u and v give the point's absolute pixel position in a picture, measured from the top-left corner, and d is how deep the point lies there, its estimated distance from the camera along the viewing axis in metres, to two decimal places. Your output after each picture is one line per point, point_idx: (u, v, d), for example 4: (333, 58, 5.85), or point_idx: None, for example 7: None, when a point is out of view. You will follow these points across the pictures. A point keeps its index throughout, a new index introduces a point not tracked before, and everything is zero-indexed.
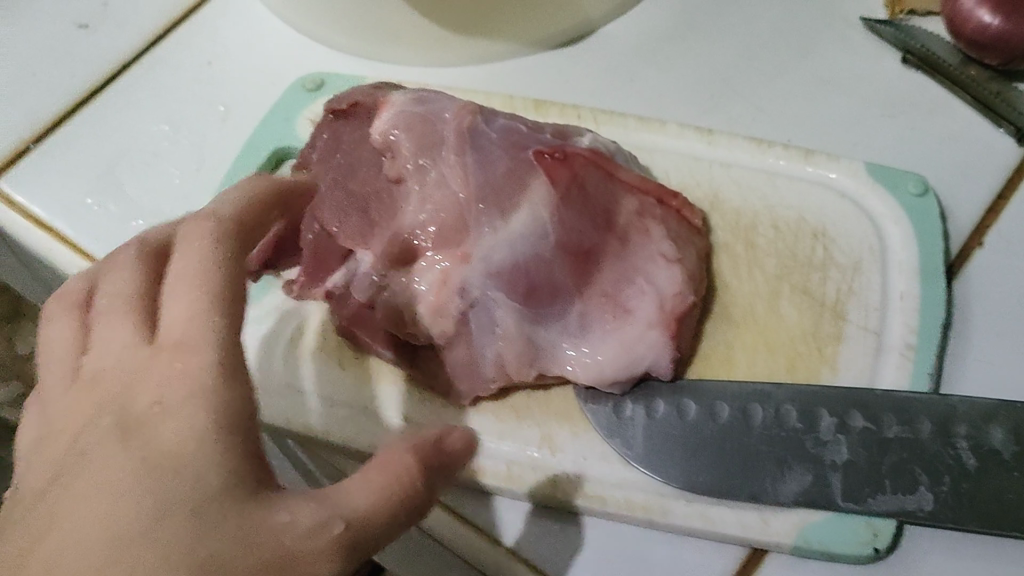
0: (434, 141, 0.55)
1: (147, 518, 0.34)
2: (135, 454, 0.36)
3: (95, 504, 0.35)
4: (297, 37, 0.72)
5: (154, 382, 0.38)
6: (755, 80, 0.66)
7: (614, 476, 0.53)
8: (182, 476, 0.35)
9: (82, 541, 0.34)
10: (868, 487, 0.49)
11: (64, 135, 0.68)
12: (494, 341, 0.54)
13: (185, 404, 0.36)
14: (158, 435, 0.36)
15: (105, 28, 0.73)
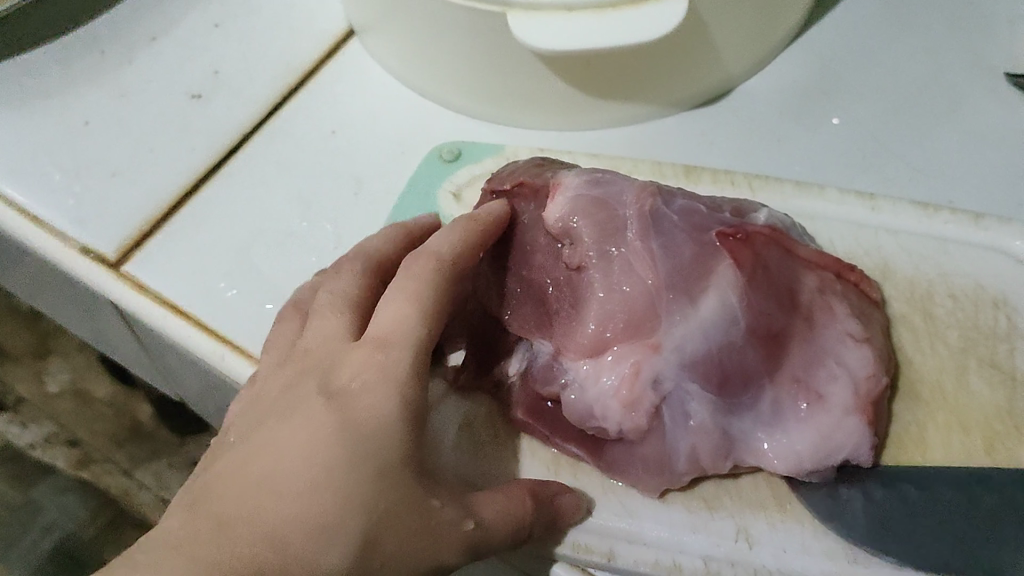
0: (616, 227, 0.55)
1: (350, 480, 0.42)
2: (332, 420, 0.44)
3: (300, 456, 0.42)
4: (422, 102, 0.70)
5: (324, 405, 0.45)
6: (908, 136, 0.64)
7: (818, 571, 0.51)
8: (375, 451, 0.43)
9: (291, 500, 0.41)
10: None
11: (191, 214, 0.66)
12: (689, 434, 0.52)
13: (358, 421, 0.44)
14: (330, 444, 0.43)
15: (220, 99, 0.70)
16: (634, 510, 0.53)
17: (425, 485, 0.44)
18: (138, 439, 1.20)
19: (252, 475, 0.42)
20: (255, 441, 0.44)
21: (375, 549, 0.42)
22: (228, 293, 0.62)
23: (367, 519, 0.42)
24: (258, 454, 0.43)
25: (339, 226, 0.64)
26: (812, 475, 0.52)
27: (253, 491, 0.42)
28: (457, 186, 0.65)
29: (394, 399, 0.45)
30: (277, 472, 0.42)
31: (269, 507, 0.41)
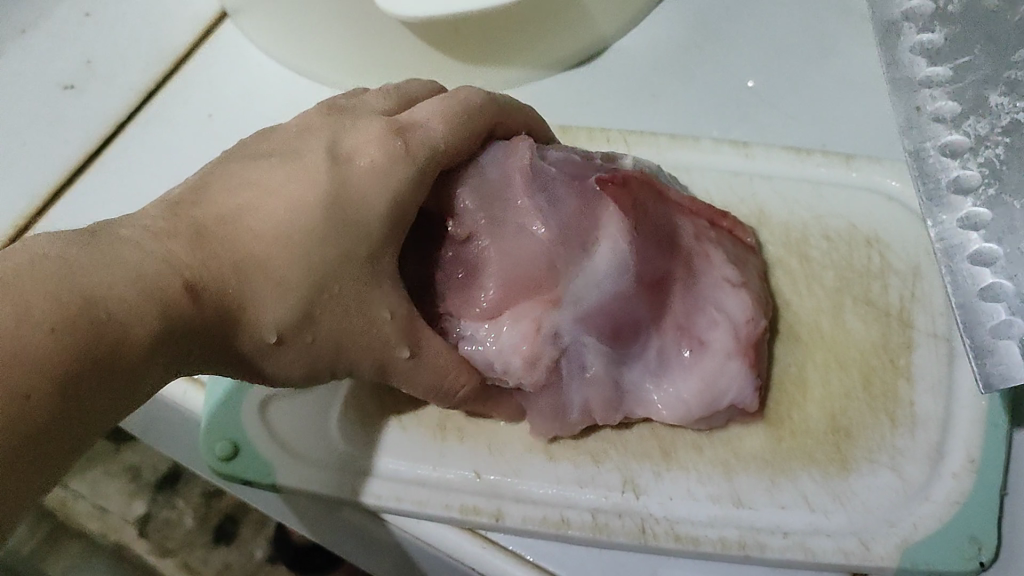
0: (497, 184, 0.52)
1: (311, 253, 0.42)
2: (291, 187, 0.43)
3: (267, 207, 0.42)
4: (299, 78, 0.69)
5: (274, 184, 0.43)
6: (781, 83, 0.65)
7: (703, 514, 0.51)
8: (334, 265, 0.43)
9: (258, 230, 0.42)
10: None
11: (67, 206, 0.65)
12: (583, 387, 0.52)
13: (297, 211, 0.42)
14: (295, 228, 0.42)
15: (93, 89, 0.69)
16: (521, 470, 0.54)
17: (369, 275, 0.45)
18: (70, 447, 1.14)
19: (217, 212, 0.42)
20: (227, 172, 0.44)
21: (312, 324, 0.44)
22: None
23: (309, 314, 0.43)
24: (222, 189, 0.43)
25: None
26: (699, 421, 0.53)
27: (215, 229, 0.41)
28: None
29: (332, 199, 0.43)
30: (237, 208, 0.42)
31: (223, 255, 0.41)
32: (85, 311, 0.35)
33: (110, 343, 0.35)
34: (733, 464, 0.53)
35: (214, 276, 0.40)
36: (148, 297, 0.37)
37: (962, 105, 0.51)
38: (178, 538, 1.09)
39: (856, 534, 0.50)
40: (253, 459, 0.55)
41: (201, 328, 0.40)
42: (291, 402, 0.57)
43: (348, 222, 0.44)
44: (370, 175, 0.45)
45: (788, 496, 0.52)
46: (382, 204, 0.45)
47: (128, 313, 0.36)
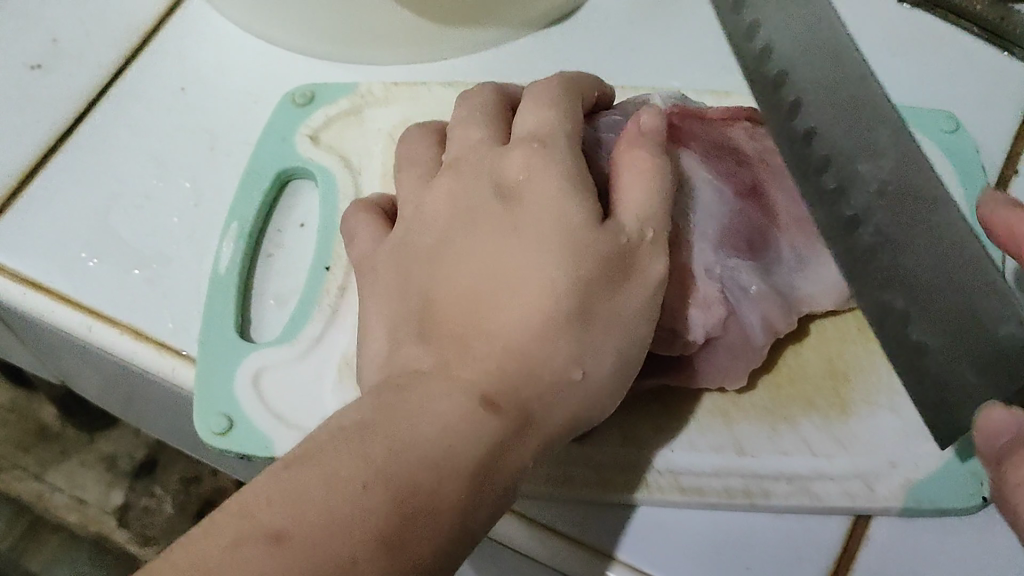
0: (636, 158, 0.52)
1: (557, 313, 0.42)
2: (522, 233, 0.44)
3: (517, 308, 0.42)
4: (273, 50, 0.69)
5: (508, 258, 0.43)
6: None
7: (704, 463, 0.51)
8: (570, 283, 0.42)
9: (506, 331, 0.42)
10: (914, 253, 0.46)
11: (42, 187, 0.63)
12: (755, 306, 0.51)
13: (529, 269, 0.43)
14: (538, 292, 0.42)
15: (62, 67, 0.68)
16: None
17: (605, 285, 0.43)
18: (46, 442, 1.13)
19: (467, 290, 0.43)
20: (454, 264, 0.45)
21: (591, 323, 0.42)
22: (90, 263, 0.60)
23: (573, 311, 0.42)
24: (460, 289, 0.44)
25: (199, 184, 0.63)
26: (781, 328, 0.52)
27: (496, 300, 0.42)
28: (313, 129, 0.63)
29: (560, 242, 0.43)
30: (481, 274, 0.43)
31: (506, 359, 0.41)
32: (419, 462, 0.37)
33: (422, 486, 0.37)
34: (732, 412, 0.52)
35: (497, 387, 0.41)
36: (457, 447, 0.38)
37: (833, 122, 0.50)
38: (161, 526, 1.09)
39: (859, 476, 0.50)
40: (250, 432, 0.54)
41: (517, 442, 0.41)
42: (283, 373, 0.56)
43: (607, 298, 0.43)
44: (551, 201, 0.44)
45: (790, 442, 0.52)
46: (553, 211, 0.44)
47: (437, 478, 0.38)
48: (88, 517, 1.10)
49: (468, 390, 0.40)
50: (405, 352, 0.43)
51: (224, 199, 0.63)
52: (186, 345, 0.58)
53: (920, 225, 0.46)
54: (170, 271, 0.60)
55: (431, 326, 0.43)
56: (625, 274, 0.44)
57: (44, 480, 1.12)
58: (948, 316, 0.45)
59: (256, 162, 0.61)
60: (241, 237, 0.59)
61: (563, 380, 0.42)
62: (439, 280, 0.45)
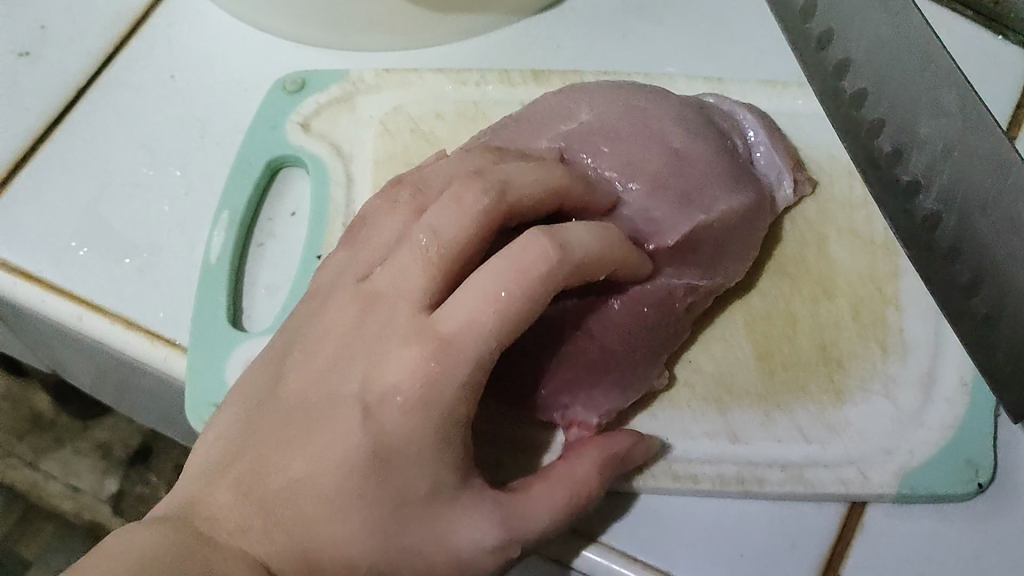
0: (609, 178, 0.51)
1: (411, 450, 0.40)
2: (322, 434, 0.42)
3: (322, 439, 0.41)
4: (263, 36, 0.68)
5: (310, 434, 0.42)
6: (750, 20, 0.64)
7: (696, 452, 0.51)
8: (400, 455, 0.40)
9: (324, 451, 0.41)
10: (978, 205, 0.47)
11: (30, 176, 0.63)
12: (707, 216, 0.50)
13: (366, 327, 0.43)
14: (354, 443, 0.41)
15: (51, 55, 0.67)
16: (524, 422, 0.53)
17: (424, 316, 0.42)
18: (40, 430, 1.13)
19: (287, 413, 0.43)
20: (288, 388, 0.44)
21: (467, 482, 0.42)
22: (79, 252, 0.60)
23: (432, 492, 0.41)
24: (263, 448, 0.43)
25: (190, 174, 0.63)
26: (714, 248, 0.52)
27: (343, 434, 0.41)
28: (303, 116, 0.62)
29: (364, 416, 0.41)
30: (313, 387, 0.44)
31: (379, 493, 0.40)
32: None
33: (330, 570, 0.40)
34: (726, 400, 0.52)
35: (414, 544, 0.40)
36: (343, 549, 0.40)
37: (885, 109, 0.50)
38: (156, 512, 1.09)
39: (852, 463, 0.50)
40: None
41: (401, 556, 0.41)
42: None
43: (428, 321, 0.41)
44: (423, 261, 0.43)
45: (783, 429, 0.52)
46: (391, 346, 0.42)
47: (335, 557, 0.40)
48: (83, 504, 1.10)
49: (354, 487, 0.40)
50: (216, 497, 0.42)
51: (214, 187, 0.63)
52: (177, 335, 0.58)
53: (982, 176, 0.47)
54: (160, 262, 0.60)
55: (266, 478, 0.42)
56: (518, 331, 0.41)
57: (39, 468, 1.12)
58: (997, 243, 0.46)
59: (247, 154, 0.61)
60: (231, 227, 0.59)
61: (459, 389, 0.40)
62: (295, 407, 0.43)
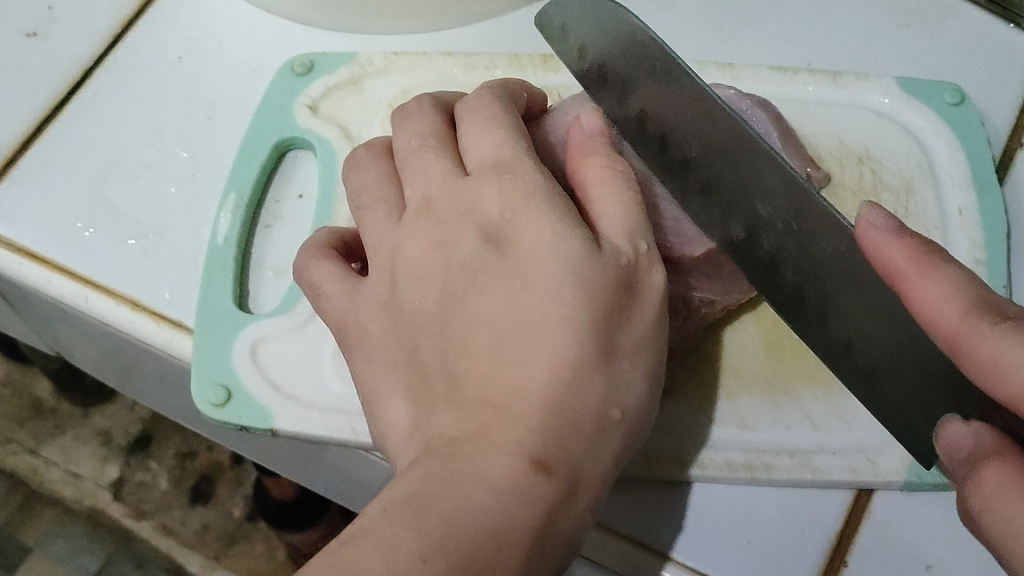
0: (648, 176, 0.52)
1: (576, 375, 0.41)
2: (496, 323, 0.43)
3: (508, 361, 0.42)
4: (271, 18, 0.68)
5: (477, 333, 0.43)
6: (761, 6, 0.64)
7: (705, 437, 0.51)
8: (583, 377, 0.41)
9: (515, 385, 0.41)
10: (834, 279, 0.46)
11: (37, 156, 0.63)
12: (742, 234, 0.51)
13: (543, 248, 0.44)
14: (538, 380, 0.41)
15: (58, 36, 0.67)
16: None
17: (597, 260, 0.43)
18: (40, 417, 1.17)
19: (484, 336, 0.43)
20: (455, 333, 0.44)
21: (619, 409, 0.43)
22: (85, 233, 0.60)
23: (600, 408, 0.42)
24: (467, 373, 0.43)
25: (196, 155, 0.63)
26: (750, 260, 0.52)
27: (520, 332, 0.42)
28: (311, 99, 0.62)
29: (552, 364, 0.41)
30: (504, 324, 0.43)
31: (559, 429, 0.40)
32: (490, 532, 0.37)
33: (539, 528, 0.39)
34: (734, 387, 0.52)
35: (542, 484, 0.39)
36: (513, 486, 0.39)
37: (705, 151, 0.50)
38: (156, 500, 1.15)
39: (861, 449, 0.50)
40: (248, 402, 0.54)
41: (566, 495, 0.40)
42: (281, 345, 0.56)
43: (598, 273, 0.43)
44: (551, 226, 0.44)
45: (791, 416, 0.52)
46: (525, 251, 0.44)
47: (519, 496, 0.39)
48: (83, 491, 1.15)
49: (518, 448, 0.39)
50: (439, 421, 0.42)
51: (221, 170, 0.62)
52: (183, 317, 0.58)
53: (826, 252, 0.46)
54: (167, 243, 0.60)
55: (448, 429, 0.41)
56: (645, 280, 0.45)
57: (40, 456, 1.16)
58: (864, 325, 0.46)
59: (253, 135, 0.60)
60: (239, 208, 0.58)
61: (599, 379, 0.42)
62: (454, 306, 0.45)
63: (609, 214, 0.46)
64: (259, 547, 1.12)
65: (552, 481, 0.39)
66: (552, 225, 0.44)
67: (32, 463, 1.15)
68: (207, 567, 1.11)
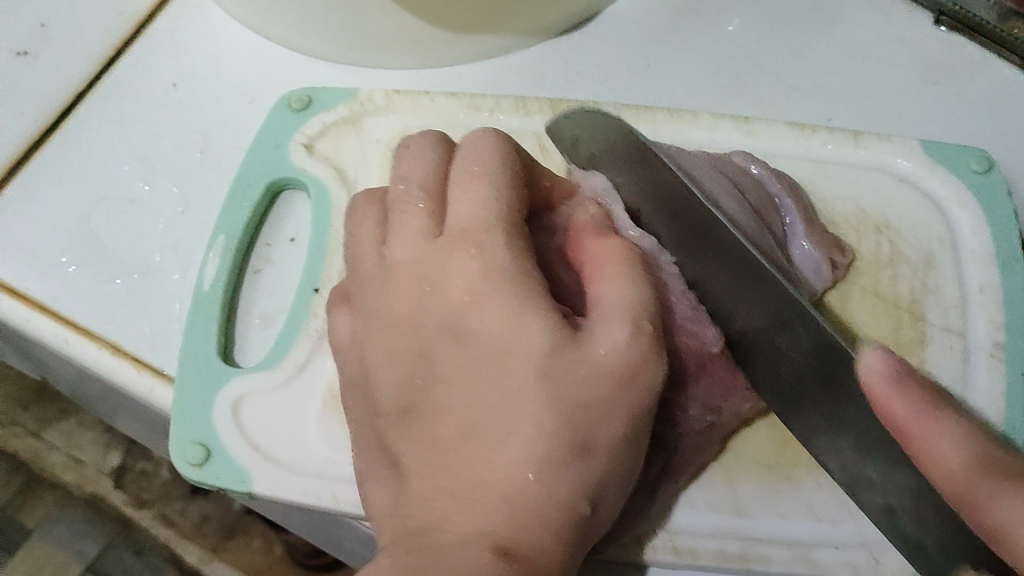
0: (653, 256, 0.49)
1: (553, 464, 0.40)
2: (463, 406, 0.42)
3: (479, 449, 0.41)
4: (272, 47, 0.65)
5: (447, 418, 0.42)
6: (782, 56, 0.61)
7: (701, 522, 0.49)
8: (559, 466, 0.40)
9: (483, 476, 0.40)
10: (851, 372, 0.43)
11: (23, 185, 0.60)
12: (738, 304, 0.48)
13: (509, 340, 0.42)
14: (509, 471, 0.40)
15: (50, 56, 0.65)
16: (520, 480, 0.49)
17: (570, 354, 0.42)
18: (44, 401, 1.09)
19: (447, 430, 0.42)
20: (428, 420, 0.43)
21: (601, 498, 0.42)
22: (69, 270, 0.58)
23: (580, 498, 0.41)
24: (433, 463, 0.41)
25: (188, 191, 0.60)
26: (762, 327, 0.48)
27: (489, 416, 0.41)
28: (307, 137, 0.60)
29: (527, 457, 0.40)
30: (469, 419, 0.42)
31: (528, 524, 0.39)
32: None
33: None
34: (734, 469, 0.50)
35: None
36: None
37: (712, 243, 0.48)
38: (156, 490, 1.11)
39: (864, 545, 0.49)
40: (228, 463, 0.52)
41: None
42: (265, 403, 0.53)
43: (569, 364, 0.41)
44: (514, 314, 0.42)
45: (792, 504, 0.49)
46: (503, 333, 0.42)
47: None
48: (85, 477, 1.09)
49: (484, 539, 0.38)
50: (409, 511, 0.41)
51: (213, 208, 0.60)
52: (166, 365, 0.56)
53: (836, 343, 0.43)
54: (152, 284, 0.57)
55: (413, 519, 0.41)
56: (633, 365, 0.42)
57: (42, 438, 1.09)
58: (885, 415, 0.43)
59: (246, 172, 0.58)
60: (226, 252, 0.56)
61: (583, 471, 0.41)
62: (416, 400, 0.44)
63: (603, 309, 0.44)
64: (257, 541, 1.12)
65: (519, 572, 0.38)
66: (515, 311, 0.42)
67: (32, 448, 1.08)
68: (204, 560, 1.09)
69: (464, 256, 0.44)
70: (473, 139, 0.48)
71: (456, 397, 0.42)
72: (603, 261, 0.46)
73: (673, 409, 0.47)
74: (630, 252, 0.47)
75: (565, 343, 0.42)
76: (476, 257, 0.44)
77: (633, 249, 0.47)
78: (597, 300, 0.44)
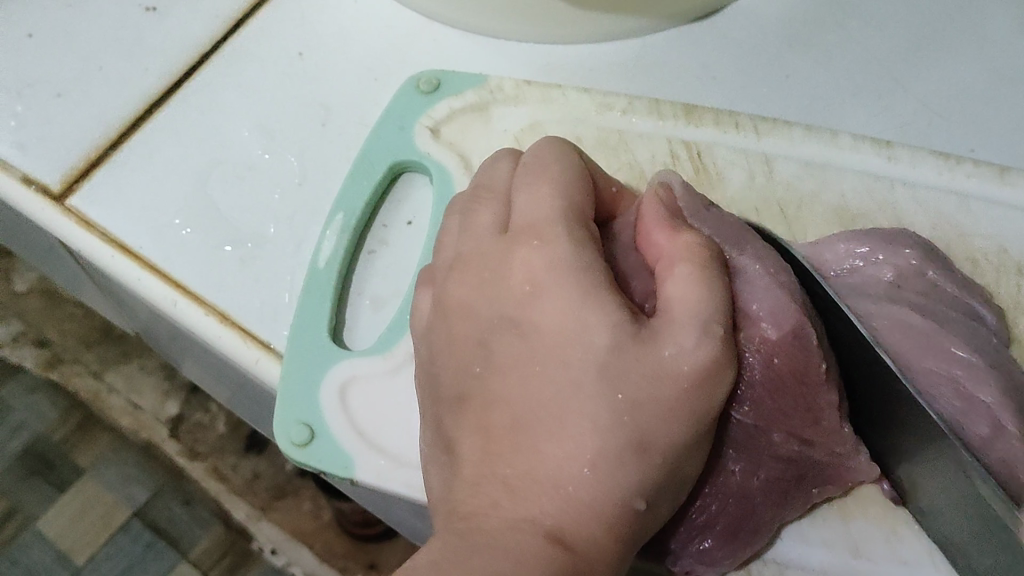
0: (738, 242, 0.46)
1: (608, 453, 0.38)
2: (519, 394, 0.41)
3: (534, 436, 0.39)
4: (402, 22, 0.64)
5: (505, 399, 0.41)
6: (927, 77, 0.59)
7: (811, 559, 0.48)
8: (614, 460, 0.38)
9: (536, 465, 0.39)
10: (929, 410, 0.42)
11: (140, 143, 0.60)
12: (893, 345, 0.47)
13: (567, 331, 0.40)
14: (564, 458, 0.38)
15: (178, 14, 0.64)
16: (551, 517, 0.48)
17: (631, 350, 0.39)
18: (109, 342, 1.14)
19: (502, 416, 0.41)
20: (483, 400, 0.42)
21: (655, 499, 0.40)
22: (182, 231, 0.57)
23: (631, 496, 0.39)
24: (489, 448, 0.40)
25: (308, 162, 0.59)
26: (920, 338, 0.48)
27: (547, 400, 0.40)
28: (434, 121, 0.59)
29: (584, 445, 0.38)
30: (523, 404, 0.40)
31: (579, 514, 0.38)
32: None
33: None
34: (850, 507, 0.49)
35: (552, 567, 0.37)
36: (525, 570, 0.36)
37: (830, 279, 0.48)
38: (211, 442, 1.11)
39: None
40: (331, 447, 0.51)
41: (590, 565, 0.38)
42: (373, 389, 0.52)
43: (630, 364, 0.39)
44: (577, 307, 0.40)
45: (910, 551, 0.48)
46: (572, 322, 0.40)
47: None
48: (141, 422, 1.11)
49: (533, 526, 0.38)
50: (460, 490, 0.41)
51: (331, 182, 0.59)
52: (273, 338, 0.55)
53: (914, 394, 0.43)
54: (263, 255, 0.56)
55: (464, 502, 0.40)
56: (708, 377, 0.39)
57: (102, 380, 1.12)
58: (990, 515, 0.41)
59: (370, 149, 0.57)
60: (345, 231, 0.55)
61: (642, 469, 0.39)
62: (473, 385, 0.43)
63: (679, 292, 0.41)
64: (307, 506, 1.09)
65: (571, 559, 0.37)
66: (580, 296, 0.40)
67: (88, 388, 1.11)
68: (251, 519, 1.07)
69: (531, 247, 0.43)
70: (548, 143, 0.48)
71: (509, 383, 0.41)
72: (676, 256, 0.42)
73: (746, 431, 0.45)
74: (703, 249, 0.42)
75: (628, 338, 0.39)
76: (562, 249, 0.42)
77: (704, 243, 0.43)
78: (667, 294, 0.41)
